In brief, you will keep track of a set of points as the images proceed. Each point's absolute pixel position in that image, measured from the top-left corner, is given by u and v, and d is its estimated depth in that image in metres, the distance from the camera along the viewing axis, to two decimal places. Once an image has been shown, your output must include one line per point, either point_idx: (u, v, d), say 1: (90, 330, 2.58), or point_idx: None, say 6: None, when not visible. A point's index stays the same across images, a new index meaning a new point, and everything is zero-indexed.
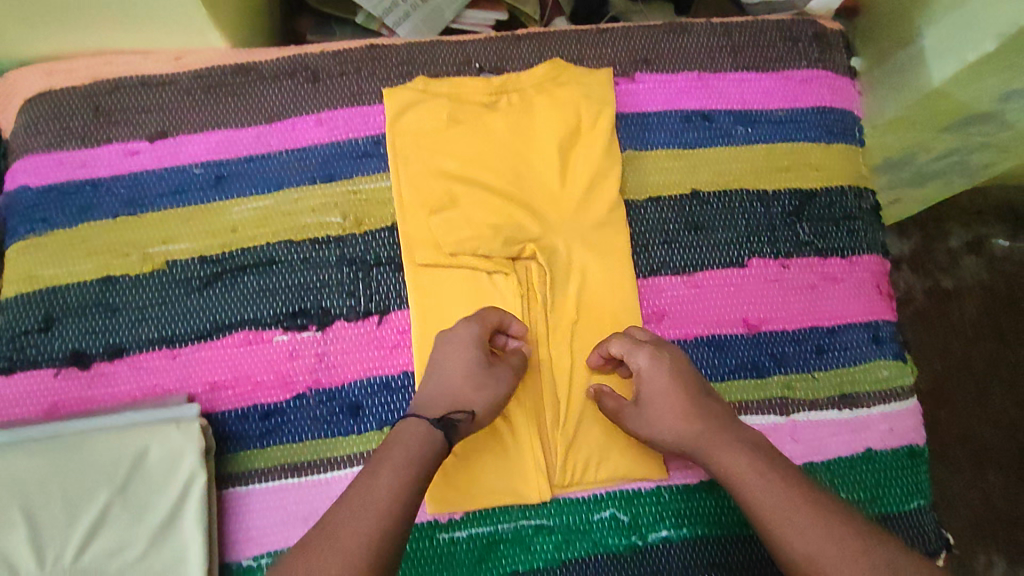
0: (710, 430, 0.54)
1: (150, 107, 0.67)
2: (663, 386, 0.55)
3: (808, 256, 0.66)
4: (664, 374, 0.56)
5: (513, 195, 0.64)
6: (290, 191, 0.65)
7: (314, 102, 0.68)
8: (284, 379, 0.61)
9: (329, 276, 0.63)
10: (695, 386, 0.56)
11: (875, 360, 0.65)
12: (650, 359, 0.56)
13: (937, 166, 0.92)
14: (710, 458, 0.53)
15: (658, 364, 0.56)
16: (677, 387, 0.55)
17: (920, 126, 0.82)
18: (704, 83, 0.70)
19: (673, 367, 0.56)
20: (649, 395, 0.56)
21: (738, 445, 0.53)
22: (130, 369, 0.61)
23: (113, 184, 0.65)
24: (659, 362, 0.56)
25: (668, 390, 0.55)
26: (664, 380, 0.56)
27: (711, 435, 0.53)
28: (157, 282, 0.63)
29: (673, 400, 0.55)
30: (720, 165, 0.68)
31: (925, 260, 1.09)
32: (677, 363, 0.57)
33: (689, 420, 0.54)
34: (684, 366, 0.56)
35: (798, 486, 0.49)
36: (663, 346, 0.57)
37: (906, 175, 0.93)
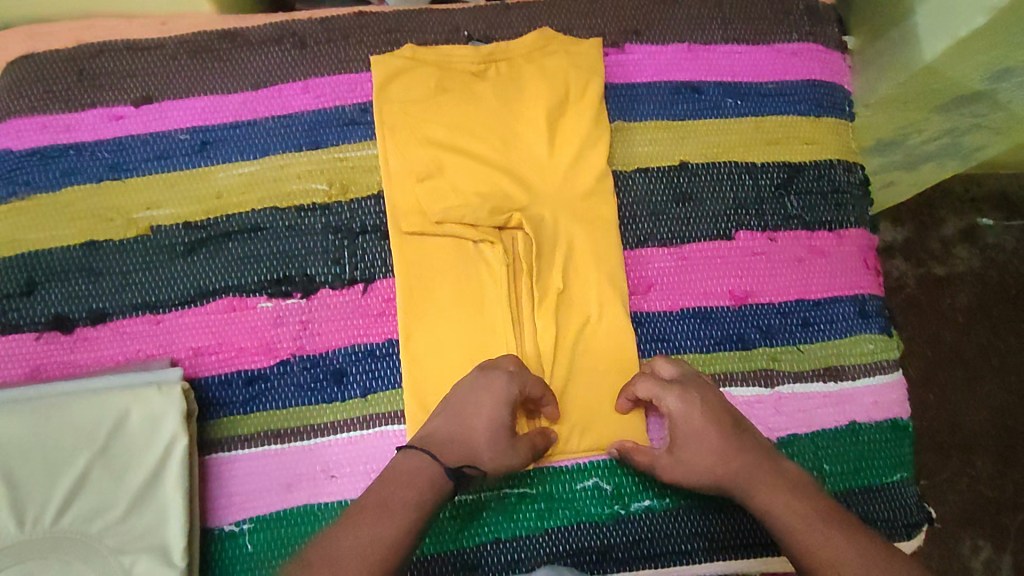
0: (749, 469, 0.53)
1: (135, 71, 0.66)
2: (699, 425, 0.54)
3: (796, 229, 0.66)
4: (699, 415, 0.54)
5: (500, 164, 0.64)
6: (276, 158, 0.65)
7: (301, 69, 0.67)
8: (268, 345, 0.61)
9: (314, 243, 0.63)
10: (728, 420, 0.54)
11: (860, 333, 0.65)
12: (682, 400, 0.55)
13: (930, 148, 0.92)
14: (745, 490, 0.52)
15: (691, 404, 0.55)
16: (713, 425, 0.54)
17: (912, 106, 0.82)
18: (694, 54, 0.70)
19: (706, 404, 0.55)
20: (685, 438, 0.54)
21: (757, 471, 0.53)
22: (113, 334, 0.61)
23: (96, 149, 0.64)
24: (691, 402, 0.55)
25: (705, 430, 0.54)
26: (699, 421, 0.54)
27: (750, 472, 0.53)
28: (141, 248, 0.62)
29: (710, 440, 0.53)
30: (708, 137, 0.68)
31: (917, 249, 1.10)
32: (708, 399, 0.55)
33: (728, 459, 0.53)
34: (714, 402, 0.55)
35: (786, 495, 0.51)
36: (692, 384, 0.56)
37: (898, 156, 0.93)
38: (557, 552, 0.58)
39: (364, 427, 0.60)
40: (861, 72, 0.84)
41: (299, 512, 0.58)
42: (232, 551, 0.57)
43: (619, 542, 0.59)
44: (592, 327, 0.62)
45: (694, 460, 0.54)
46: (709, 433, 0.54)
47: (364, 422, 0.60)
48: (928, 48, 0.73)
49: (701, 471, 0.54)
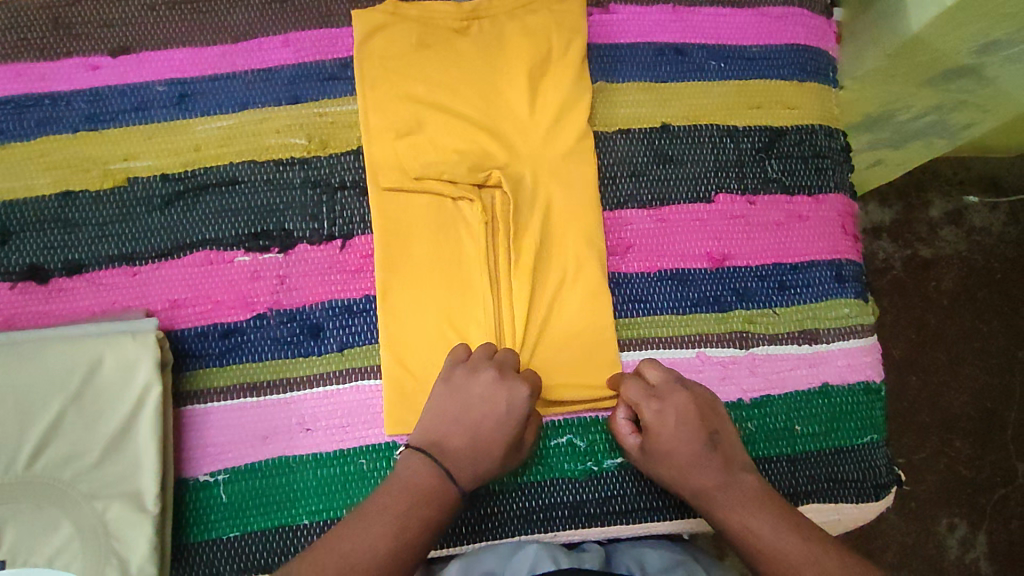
0: (712, 491, 0.54)
1: (112, 20, 0.65)
2: (670, 438, 0.56)
3: (775, 193, 0.67)
4: (671, 429, 0.56)
5: (481, 122, 0.63)
6: (255, 112, 0.64)
7: (282, 22, 0.66)
8: (245, 299, 0.61)
9: (293, 198, 0.63)
10: (701, 434, 0.56)
11: (836, 298, 0.65)
12: (656, 414, 0.56)
13: (916, 125, 0.92)
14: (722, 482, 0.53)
15: (664, 417, 0.56)
16: (682, 441, 0.55)
17: (899, 80, 0.82)
18: (678, 16, 0.70)
19: (680, 418, 0.56)
20: (657, 448, 0.56)
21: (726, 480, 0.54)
22: (89, 285, 0.60)
23: (72, 99, 0.64)
24: (666, 415, 0.56)
25: (676, 447, 0.55)
26: (671, 435, 0.56)
27: (714, 494, 0.54)
28: (118, 199, 0.62)
29: (677, 453, 0.55)
30: (692, 100, 0.68)
31: (903, 229, 1.10)
32: (685, 411, 0.56)
33: (691, 475, 0.55)
34: (693, 415, 0.56)
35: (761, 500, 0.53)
36: (672, 395, 0.57)
37: (885, 133, 0.93)
38: (529, 506, 0.59)
39: (340, 381, 0.60)
40: (849, 44, 0.84)
41: (274, 464, 0.58)
42: (206, 501, 0.58)
43: (591, 498, 0.60)
44: (569, 286, 0.62)
45: (661, 471, 0.56)
46: (677, 447, 0.55)
47: (340, 376, 0.60)
48: (915, 19, 0.72)
49: (669, 473, 0.56)
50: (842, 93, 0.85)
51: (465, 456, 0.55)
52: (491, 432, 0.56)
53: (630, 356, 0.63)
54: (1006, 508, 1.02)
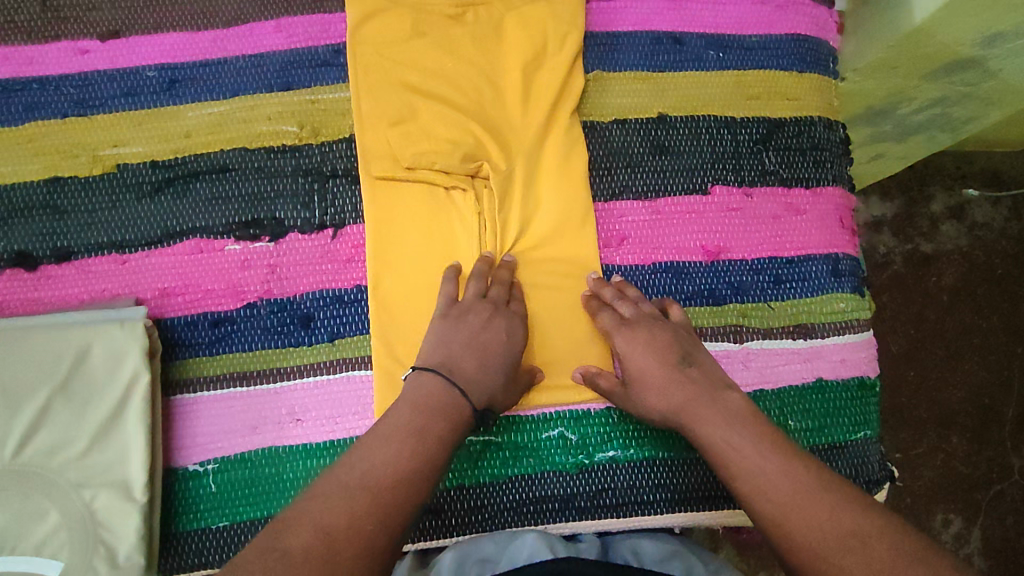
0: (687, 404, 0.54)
1: (102, 4, 0.64)
2: (645, 364, 0.56)
3: (772, 186, 0.66)
4: (642, 350, 0.57)
5: (475, 111, 0.63)
6: (246, 99, 0.64)
7: (274, 8, 0.66)
8: (235, 288, 0.60)
9: (284, 186, 0.62)
10: (674, 357, 0.56)
11: (832, 292, 0.64)
12: (626, 338, 0.58)
13: (920, 118, 0.91)
14: None
15: (634, 341, 0.57)
16: (654, 363, 0.56)
17: (903, 72, 0.81)
18: (677, 5, 0.68)
19: (651, 342, 0.57)
20: (631, 373, 0.57)
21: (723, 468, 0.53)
22: (78, 272, 0.60)
23: (60, 83, 0.63)
24: (638, 341, 0.57)
25: (648, 367, 0.56)
26: (642, 356, 0.57)
27: (689, 408, 0.54)
28: (108, 186, 0.61)
29: (653, 379, 0.56)
30: (690, 90, 0.67)
31: (904, 223, 1.09)
32: (655, 336, 0.57)
33: (666, 396, 0.55)
34: (663, 340, 0.57)
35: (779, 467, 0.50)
36: (642, 321, 0.58)
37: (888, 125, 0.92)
38: (520, 499, 0.59)
39: (330, 372, 0.60)
40: (851, 35, 0.83)
41: (264, 454, 0.58)
42: (195, 490, 0.57)
43: (582, 491, 0.59)
44: (561, 277, 0.62)
45: (639, 397, 0.57)
46: (652, 371, 0.56)
47: (331, 367, 0.60)
48: (918, 10, 0.71)
49: (650, 393, 0.56)
50: (845, 85, 0.84)
51: (472, 385, 0.54)
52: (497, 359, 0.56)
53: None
54: (1001, 504, 1.02)
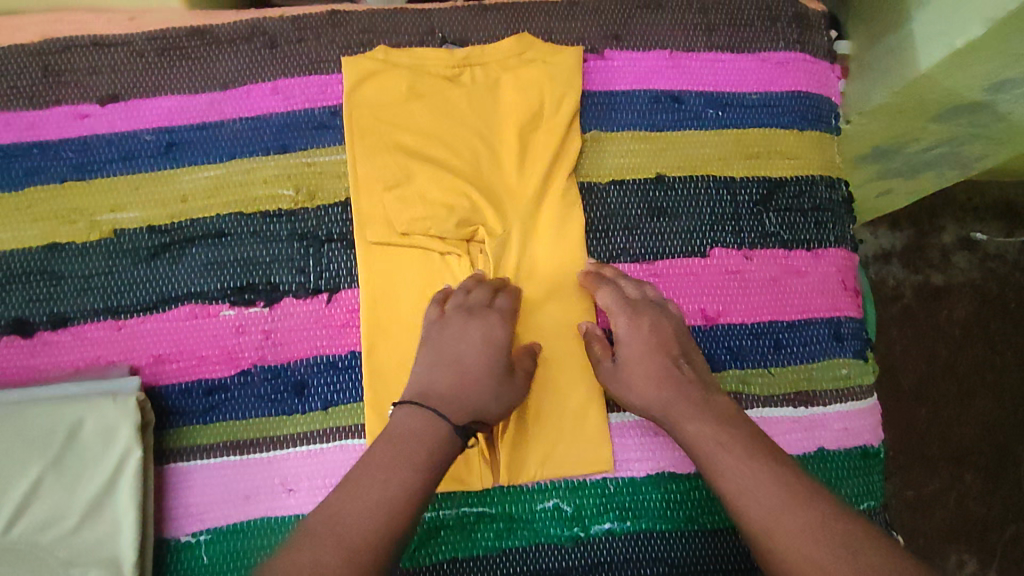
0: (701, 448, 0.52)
1: (101, 69, 0.65)
2: (642, 350, 0.57)
3: (773, 248, 0.65)
4: (642, 338, 0.57)
5: (472, 177, 0.63)
6: (242, 161, 0.64)
7: (271, 69, 0.66)
8: (229, 354, 0.60)
9: (279, 251, 0.62)
10: (673, 350, 0.57)
11: (834, 358, 0.63)
12: (629, 324, 0.58)
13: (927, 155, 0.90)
14: None
15: (638, 329, 0.58)
16: (651, 353, 0.57)
17: (908, 113, 0.80)
18: (676, 62, 0.68)
19: (654, 330, 0.57)
20: (626, 356, 0.57)
21: None
22: (74, 339, 0.60)
23: (60, 148, 0.63)
24: (640, 325, 0.58)
25: (645, 356, 0.57)
26: (642, 343, 0.57)
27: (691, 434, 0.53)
28: (105, 251, 0.62)
29: (646, 364, 0.56)
30: (688, 150, 0.66)
31: (914, 257, 1.08)
32: (658, 323, 0.58)
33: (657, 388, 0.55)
34: (667, 332, 0.58)
35: None
36: (648, 305, 0.59)
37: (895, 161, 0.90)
38: (515, 572, 0.58)
39: (324, 441, 0.59)
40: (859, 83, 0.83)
41: (257, 525, 0.58)
42: (188, 562, 0.57)
43: (577, 564, 0.58)
44: (556, 345, 0.61)
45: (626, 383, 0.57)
46: (647, 356, 0.57)
47: (324, 436, 0.59)
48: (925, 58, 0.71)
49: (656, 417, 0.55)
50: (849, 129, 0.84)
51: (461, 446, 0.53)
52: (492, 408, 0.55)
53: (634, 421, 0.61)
54: (1017, 546, 1.00)
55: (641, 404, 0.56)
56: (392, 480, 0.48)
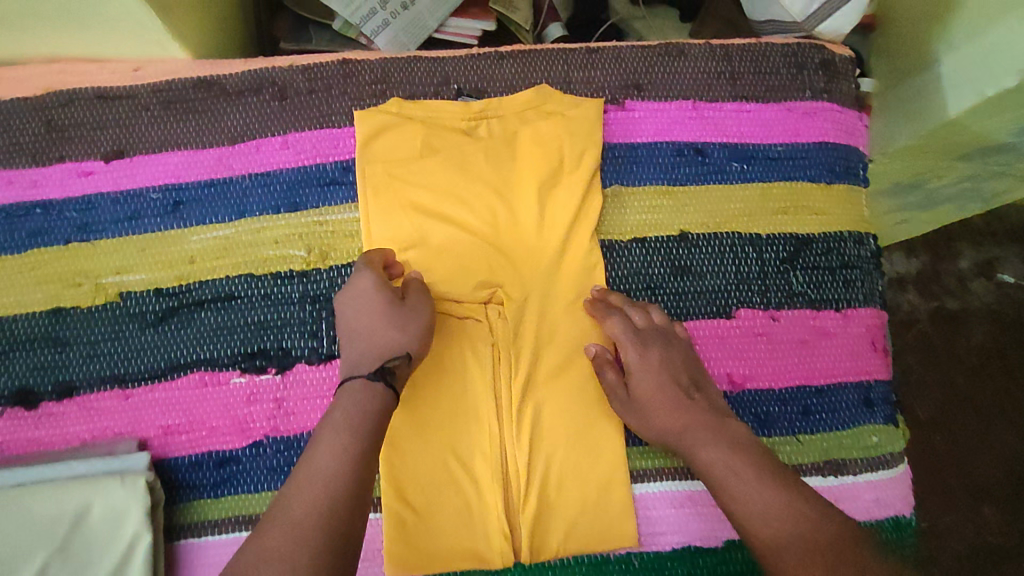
0: None
1: (106, 123, 0.62)
2: (655, 383, 0.57)
3: (800, 308, 0.63)
4: (653, 371, 0.57)
5: (489, 237, 0.62)
6: (252, 220, 0.62)
7: (282, 123, 0.63)
8: (240, 425, 0.59)
9: (291, 314, 0.60)
10: (684, 381, 0.57)
11: (865, 425, 0.62)
12: (640, 356, 0.58)
13: (947, 189, 0.88)
14: None
15: (649, 364, 0.57)
16: (664, 386, 0.57)
17: (930, 154, 0.79)
18: (698, 113, 0.65)
19: (665, 362, 0.57)
20: (641, 391, 0.57)
21: None
22: (79, 410, 0.58)
23: (64, 207, 0.61)
24: (649, 358, 0.58)
25: (658, 389, 0.57)
26: (654, 377, 0.57)
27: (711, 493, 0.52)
28: (111, 316, 0.60)
29: (661, 396, 0.56)
30: (712, 205, 0.64)
31: (930, 284, 1.06)
32: (667, 357, 0.58)
33: (676, 418, 0.55)
34: (676, 362, 0.58)
35: None
36: (658, 335, 0.59)
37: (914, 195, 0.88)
38: None
39: None
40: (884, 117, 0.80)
41: None
42: None
43: None
44: (576, 414, 0.60)
45: (645, 418, 0.57)
46: (660, 389, 0.57)
47: None
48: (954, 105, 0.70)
49: (670, 433, 0.55)
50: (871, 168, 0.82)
51: None
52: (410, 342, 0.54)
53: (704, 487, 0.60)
54: None
55: (657, 435, 0.56)
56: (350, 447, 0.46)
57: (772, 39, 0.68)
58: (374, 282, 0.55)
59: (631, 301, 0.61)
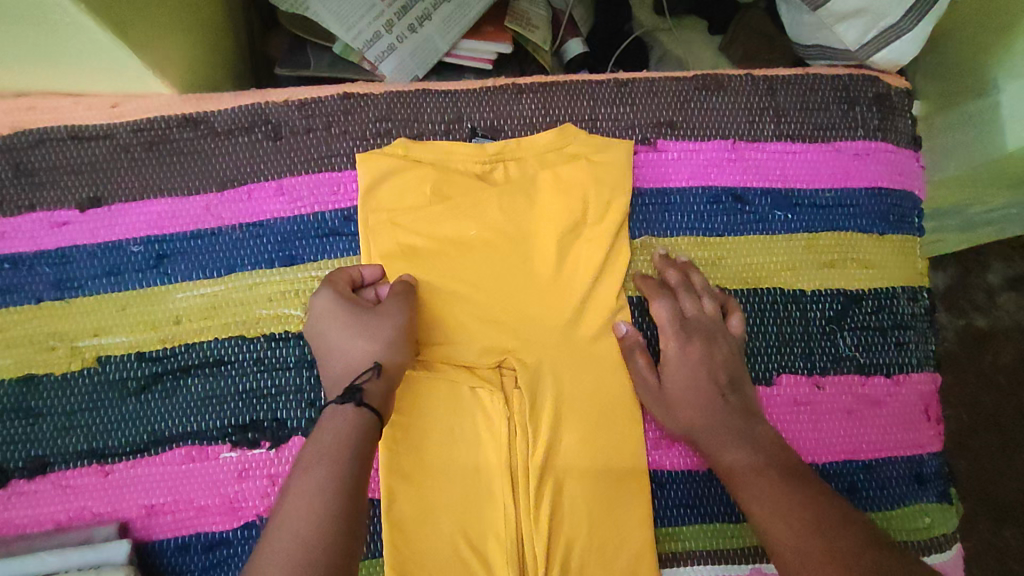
0: None
1: (81, 167, 0.56)
2: (689, 376, 0.54)
3: (848, 373, 0.57)
4: (689, 364, 0.54)
5: (505, 295, 0.56)
6: (243, 276, 0.56)
7: (275, 165, 0.57)
8: (231, 504, 0.53)
9: (286, 381, 0.55)
10: (720, 381, 0.54)
11: (917, 504, 0.56)
12: (680, 347, 0.54)
13: (993, 217, 0.81)
14: None
15: (687, 355, 0.54)
16: (697, 381, 0.54)
17: (983, 185, 0.72)
18: (738, 154, 0.59)
19: (706, 358, 0.54)
20: (672, 380, 0.54)
21: None
22: (55, 489, 0.53)
23: (35, 262, 0.55)
24: (689, 352, 0.54)
25: (691, 383, 0.54)
26: (688, 370, 0.54)
27: None
28: (88, 384, 0.54)
29: (693, 390, 0.53)
30: (752, 259, 0.58)
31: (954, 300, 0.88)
32: (710, 352, 0.54)
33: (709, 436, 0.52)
34: (717, 359, 0.54)
35: None
36: (703, 327, 0.54)
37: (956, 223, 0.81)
38: None
39: None
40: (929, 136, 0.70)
41: None
42: None
43: None
44: (601, 494, 0.54)
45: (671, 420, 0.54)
46: (694, 385, 0.54)
47: None
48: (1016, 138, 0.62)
49: None
50: None
51: None
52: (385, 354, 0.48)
53: (748, 569, 0.55)
54: None
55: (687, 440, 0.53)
56: (319, 500, 0.39)
57: (819, 68, 0.61)
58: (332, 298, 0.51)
59: (688, 284, 0.56)
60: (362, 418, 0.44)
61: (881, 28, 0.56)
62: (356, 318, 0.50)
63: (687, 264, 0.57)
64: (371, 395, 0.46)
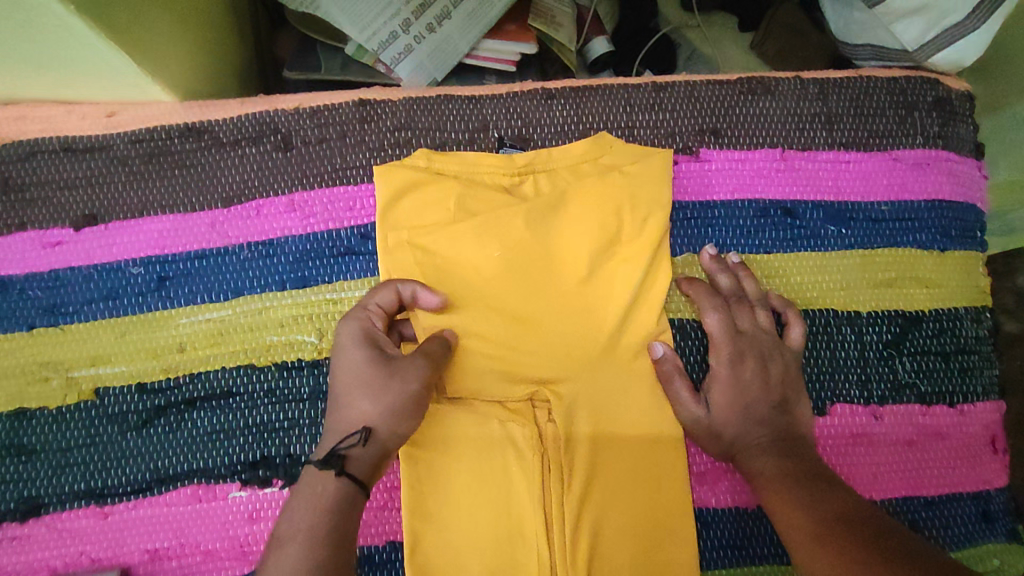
0: None
1: (76, 182, 0.52)
2: (742, 394, 0.49)
3: (908, 402, 0.53)
4: (743, 381, 0.50)
5: (537, 318, 0.51)
6: (251, 299, 0.51)
7: (285, 180, 0.52)
8: (241, 548, 0.49)
9: (300, 413, 0.50)
10: (776, 399, 0.49)
11: (985, 544, 0.52)
12: (732, 362, 0.50)
13: None
14: None
15: (741, 372, 0.50)
16: (753, 399, 0.49)
17: None
18: (788, 164, 0.54)
19: (761, 377, 0.50)
20: (721, 397, 0.49)
21: None
22: (49, 533, 0.49)
23: (26, 285, 0.51)
24: (742, 369, 0.50)
25: (745, 398, 0.49)
26: (740, 387, 0.49)
27: None
28: (85, 418, 0.50)
29: (744, 409, 0.49)
30: (803, 278, 0.53)
31: None
32: (765, 369, 0.50)
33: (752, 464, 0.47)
34: (773, 376, 0.50)
35: None
36: (759, 344, 0.51)
37: None
38: None
39: None
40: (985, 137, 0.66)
41: None
42: None
43: None
44: (642, 535, 0.50)
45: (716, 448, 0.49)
46: (745, 404, 0.49)
47: None
48: None
49: None
50: None
51: None
52: (386, 417, 0.43)
53: None
54: None
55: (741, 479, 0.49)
56: None
57: (873, 71, 0.56)
58: (357, 336, 0.46)
59: (743, 295, 0.52)
60: (338, 490, 0.40)
61: (943, 27, 0.51)
62: (373, 366, 0.45)
63: (739, 264, 0.53)
64: (352, 463, 0.42)
